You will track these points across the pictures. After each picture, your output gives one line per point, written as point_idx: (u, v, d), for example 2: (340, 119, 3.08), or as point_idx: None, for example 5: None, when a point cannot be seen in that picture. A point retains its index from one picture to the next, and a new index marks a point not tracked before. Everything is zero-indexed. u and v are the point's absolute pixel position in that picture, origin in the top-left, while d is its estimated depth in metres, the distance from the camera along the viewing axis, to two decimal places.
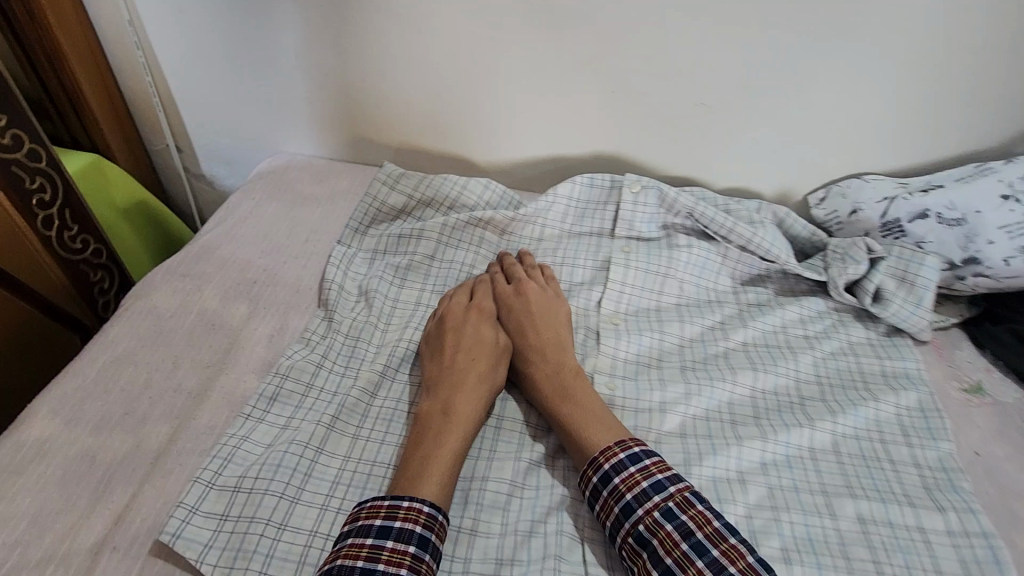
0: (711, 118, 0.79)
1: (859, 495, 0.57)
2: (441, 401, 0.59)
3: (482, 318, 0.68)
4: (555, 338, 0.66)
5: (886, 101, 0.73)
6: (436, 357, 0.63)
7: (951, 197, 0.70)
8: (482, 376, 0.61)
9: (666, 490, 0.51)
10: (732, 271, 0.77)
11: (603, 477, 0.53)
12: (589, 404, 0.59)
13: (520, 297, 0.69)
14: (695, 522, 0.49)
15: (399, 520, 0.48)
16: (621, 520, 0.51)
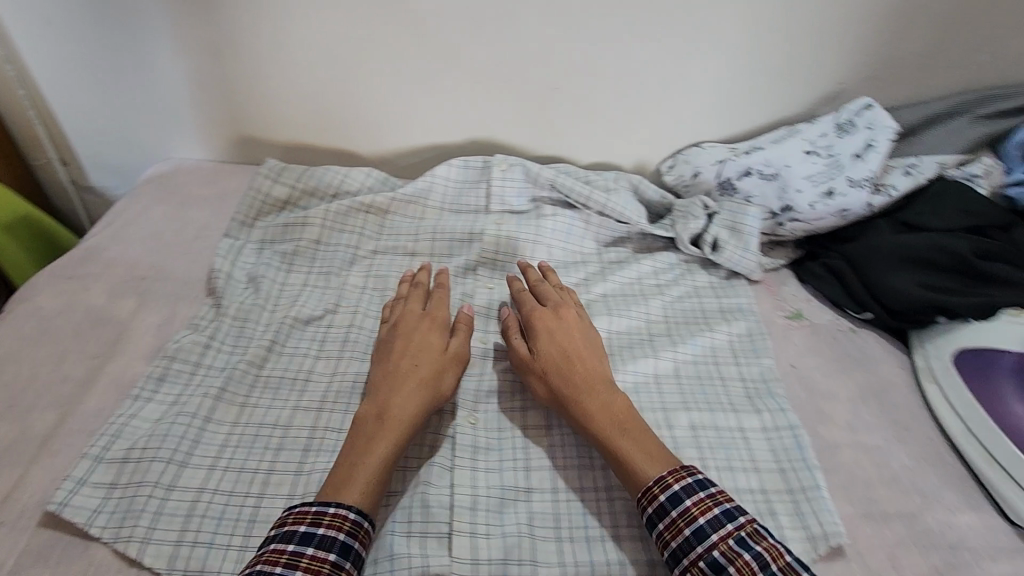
0: (567, 98, 0.88)
1: (692, 408, 0.66)
2: (378, 404, 0.58)
3: (434, 326, 0.66)
4: (590, 364, 0.62)
5: (709, 77, 0.85)
6: (384, 359, 0.63)
7: (767, 156, 0.84)
8: (427, 385, 0.60)
9: (736, 519, 0.49)
10: (596, 236, 0.87)
11: (671, 496, 0.51)
12: (640, 433, 0.57)
13: (547, 318, 0.66)
14: (769, 553, 0.47)
15: (323, 526, 0.48)
16: (691, 543, 0.49)
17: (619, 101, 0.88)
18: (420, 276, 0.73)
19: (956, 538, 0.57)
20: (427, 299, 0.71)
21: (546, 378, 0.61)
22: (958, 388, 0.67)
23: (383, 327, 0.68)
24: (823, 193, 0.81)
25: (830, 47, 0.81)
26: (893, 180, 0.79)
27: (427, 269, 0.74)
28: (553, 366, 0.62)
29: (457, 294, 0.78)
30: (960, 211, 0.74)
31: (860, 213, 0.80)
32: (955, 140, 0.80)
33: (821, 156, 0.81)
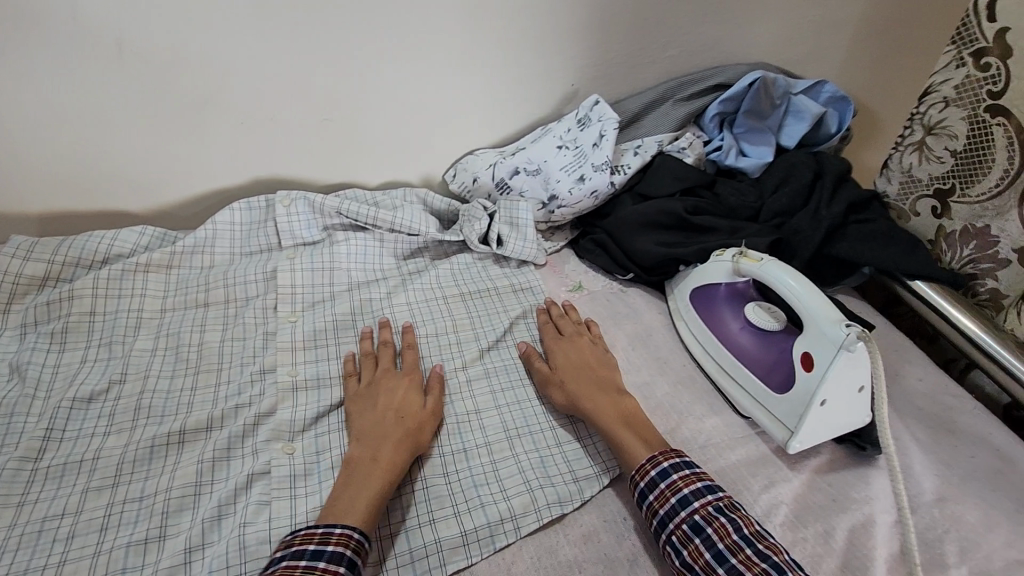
0: (340, 126, 0.92)
1: (495, 388, 0.74)
2: (369, 448, 0.62)
3: (411, 386, 0.69)
4: (612, 380, 0.72)
5: (464, 93, 0.94)
6: (363, 415, 0.66)
7: (528, 155, 0.97)
8: (415, 435, 0.64)
9: (716, 492, 0.60)
10: (394, 251, 0.92)
11: (661, 471, 0.61)
12: (640, 426, 0.66)
13: (584, 344, 0.76)
14: (742, 520, 0.57)
15: (332, 543, 0.53)
16: (676, 509, 0.58)
17: (392, 122, 0.94)
18: (382, 333, 0.77)
19: (704, 439, 0.71)
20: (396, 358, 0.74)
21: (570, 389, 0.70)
22: (696, 321, 0.82)
23: (354, 381, 0.71)
24: (577, 179, 0.94)
25: (558, 55, 0.95)
26: (627, 160, 0.95)
27: (389, 327, 0.78)
28: (580, 380, 0.71)
29: (257, 334, 0.78)
30: (677, 180, 0.92)
31: (608, 191, 0.95)
32: (665, 122, 0.98)
33: (570, 149, 0.96)
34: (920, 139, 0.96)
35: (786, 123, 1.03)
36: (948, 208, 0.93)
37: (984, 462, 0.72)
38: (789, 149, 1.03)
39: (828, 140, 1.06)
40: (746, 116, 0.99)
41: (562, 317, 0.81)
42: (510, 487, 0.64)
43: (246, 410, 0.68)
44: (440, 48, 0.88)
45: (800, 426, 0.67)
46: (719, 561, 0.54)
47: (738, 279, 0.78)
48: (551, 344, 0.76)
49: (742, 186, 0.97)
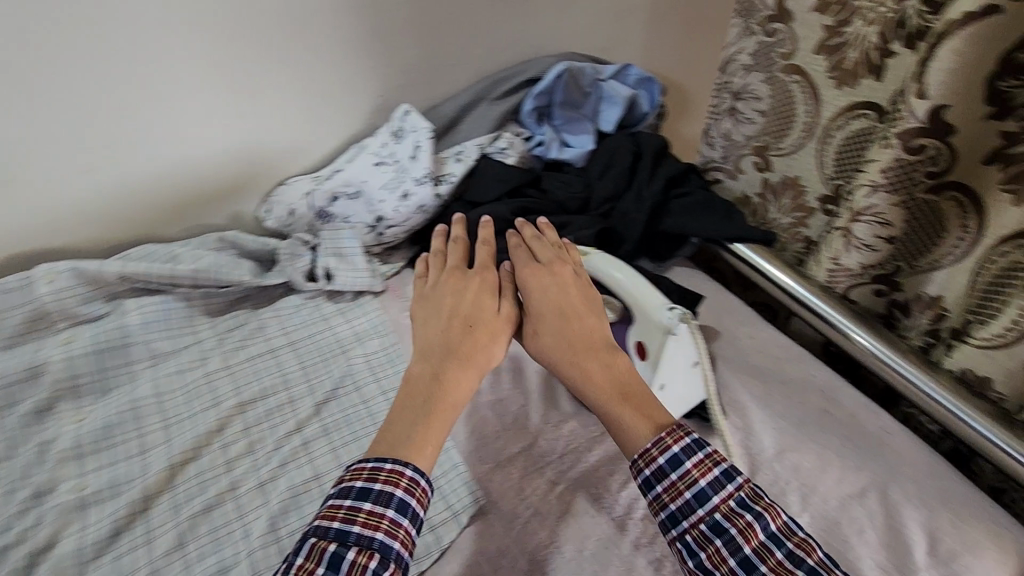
0: (109, 179, 0.83)
1: (337, 444, 0.68)
2: (433, 364, 0.62)
3: (483, 293, 0.69)
4: (595, 332, 0.65)
5: (255, 121, 0.87)
6: (432, 324, 0.67)
7: (345, 178, 0.90)
8: (478, 353, 0.64)
9: (735, 479, 0.53)
10: (207, 307, 0.82)
11: (670, 458, 0.54)
12: (641, 397, 0.59)
13: (564, 282, 0.70)
14: (769, 513, 0.52)
15: (380, 481, 0.51)
16: (692, 506, 0.53)
17: (172, 166, 0.86)
18: (455, 234, 0.78)
19: (563, 446, 0.69)
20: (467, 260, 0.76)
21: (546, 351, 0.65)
22: None
23: (425, 284, 0.73)
24: (400, 197, 0.88)
25: (353, 66, 0.89)
26: (450, 168, 0.91)
27: (466, 228, 0.78)
28: (560, 337, 0.65)
29: (31, 448, 0.64)
30: (503, 183, 0.90)
31: (435, 203, 0.90)
32: (483, 123, 0.95)
33: (388, 164, 0.90)
34: (730, 105, 0.98)
35: (602, 109, 1.04)
36: (767, 162, 0.94)
37: (812, 405, 0.77)
38: (610, 134, 1.04)
39: (644, 119, 1.09)
40: (561, 108, 1.00)
41: (538, 241, 0.75)
42: None
43: (20, 548, 0.57)
44: (208, 78, 0.81)
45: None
46: (747, 569, 0.49)
47: None
48: (526, 280, 0.70)
49: (568, 178, 0.97)
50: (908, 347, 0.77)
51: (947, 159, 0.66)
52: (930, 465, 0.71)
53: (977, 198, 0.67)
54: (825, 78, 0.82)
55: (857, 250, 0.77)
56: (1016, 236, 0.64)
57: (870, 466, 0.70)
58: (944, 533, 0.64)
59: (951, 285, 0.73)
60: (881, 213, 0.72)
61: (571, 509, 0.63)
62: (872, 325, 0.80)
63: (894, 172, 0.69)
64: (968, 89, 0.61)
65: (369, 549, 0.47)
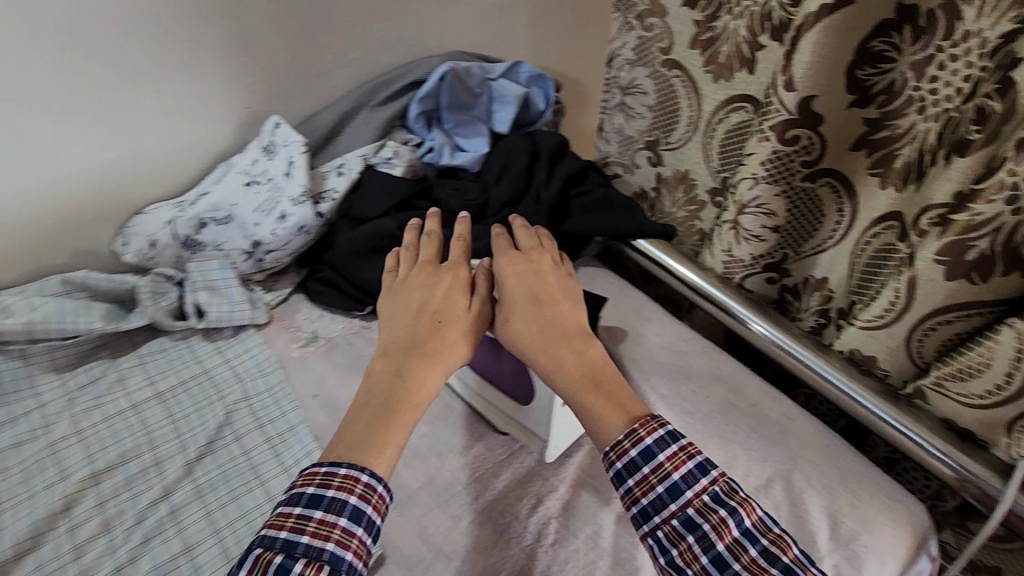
0: None
1: (211, 507, 0.61)
2: (397, 363, 0.59)
3: (457, 285, 0.66)
4: (569, 323, 0.64)
5: (96, 143, 0.77)
6: (399, 317, 0.64)
7: (211, 202, 0.81)
8: (445, 350, 0.61)
9: (710, 474, 0.52)
10: (51, 363, 0.71)
11: (644, 451, 0.53)
12: (613, 388, 0.59)
13: (540, 273, 0.68)
14: (744, 508, 0.51)
15: (333, 488, 0.51)
16: (665, 501, 0.51)
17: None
18: (428, 227, 0.73)
19: (468, 475, 0.65)
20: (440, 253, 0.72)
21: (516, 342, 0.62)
22: None
23: (396, 279, 0.70)
24: (277, 219, 0.80)
25: (210, 77, 0.80)
26: (331, 184, 0.85)
27: (438, 221, 0.74)
28: (531, 327, 0.62)
29: None
30: (388, 196, 0.84)
31: (317, 222, 0.82)
32: (366, 131, 0.89)
33: (261, 183, 0.82)
34: (619, 100, 0.98)
35: (495, 110, 1.00)
36: (659, 156, 0.95)
37: (717, 398, 0.78)
38: (505, 135, 1.00)
39: (540, 118, 1.06)
40: (449, 111, 0.96)
41: (521, 231, 0.75)
42: None
43: None
44: (30, 98, 0.71)
45: (549, 434, 0.65)
46: (719, 567, 0.49)
47: None
48: (503, 268, 0.68)
49: (463, 184, 0.93)
50: (800, 332, 0.79)
51: (819, 148, 0.67)
52: (829, 446, 0.72)
53: (848, 183, 0.68)
54: (702, 72, 0.82)
55: (747, 241, 0.78)
56: (884, 218, 0.67)
57: (773, 455, 0.71)
58: (843, 514, 0.66)
59: (835, 267, 0.75)
60: (765, 203, 0.72)
61: (477, 544, 0.60)
62: (768, 312, 0.81)
63: (773, 164, 0.69)
64: (831, 80, 0.62)
65: (317, 561, 0.47)
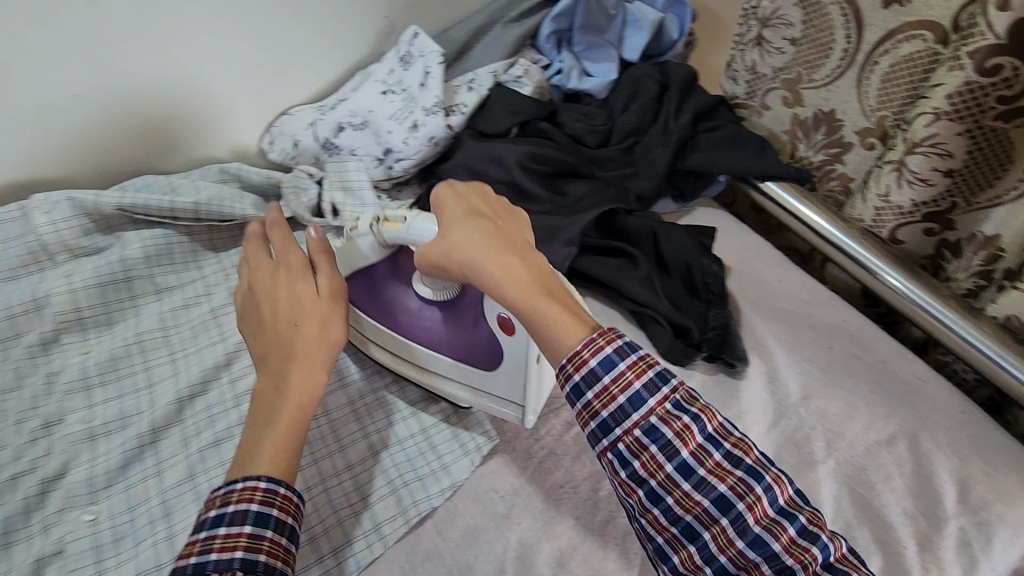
0: (106, 110, 0.75)
1: (348, 382, 0.66)
2: (274, 376, 0.53)
3: (292, 279, 0.58)
4: (508, 221, 0.55)
5: (263, 44, 0.81)
6: (256, 334, 0.56)
7: (349, 108, 0.84)
8: (315, 344, 0.54)
9: (670, 382, 0.47)
10: (211, 243, 0.79)
11: (604, 361, 0.47)
12: (567, 303, 0.50)
13: (481, 184, 0.58)
14: (706, 413, 0.47)
15: (232, 502, 0.46)
16: (626, 412, 0.46)
17: (169, 89, 0.78)
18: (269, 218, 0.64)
19: None
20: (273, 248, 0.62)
21: (453, 252, 0.53)
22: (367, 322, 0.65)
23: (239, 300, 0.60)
24: (409, 128, 0.83)
25: None
26: (461, 98, 0.85)
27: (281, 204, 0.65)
28: (468, 232, 0.53)
29: (36, 379, 0.63)
30: (511, 113, 0.83)
31: (447, 135, 0.84)
32: (497, 49, 0.88)
33: (396, 93, 0.84)
34: (756, 34, 0.95)
35: (626, 35, 0.96)
36: (797, 96, 0.93)
37: (840, 350, 0.74)
38: (635, 63, 0.96)
39: (671, 48, 1.00)
40: (581, 33, 0.92)
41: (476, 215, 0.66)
42: (372, 493, 0.57)
43: (28, 478, 0.56)
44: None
45: (527, 399, 0.59)
46: (684, 475, 0.46)
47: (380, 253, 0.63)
48: (434, 193, 0.57)
49: (590, 109, 0.90)
50: (951, 293, 0.72)
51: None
52: (964, 413, 0.67)
53: None
54: None
55: (910, 185, 0.72)
56: None
57: (900, 413, 0.67)
58: (975, 482, 0.61)
59: (1011, 223, 0.68)
60: (943, 143, 0.67)
61: (588, 450, 0.61)
62: (911, 268, 0.75)
63: (962, 96, 0.64)
64: None
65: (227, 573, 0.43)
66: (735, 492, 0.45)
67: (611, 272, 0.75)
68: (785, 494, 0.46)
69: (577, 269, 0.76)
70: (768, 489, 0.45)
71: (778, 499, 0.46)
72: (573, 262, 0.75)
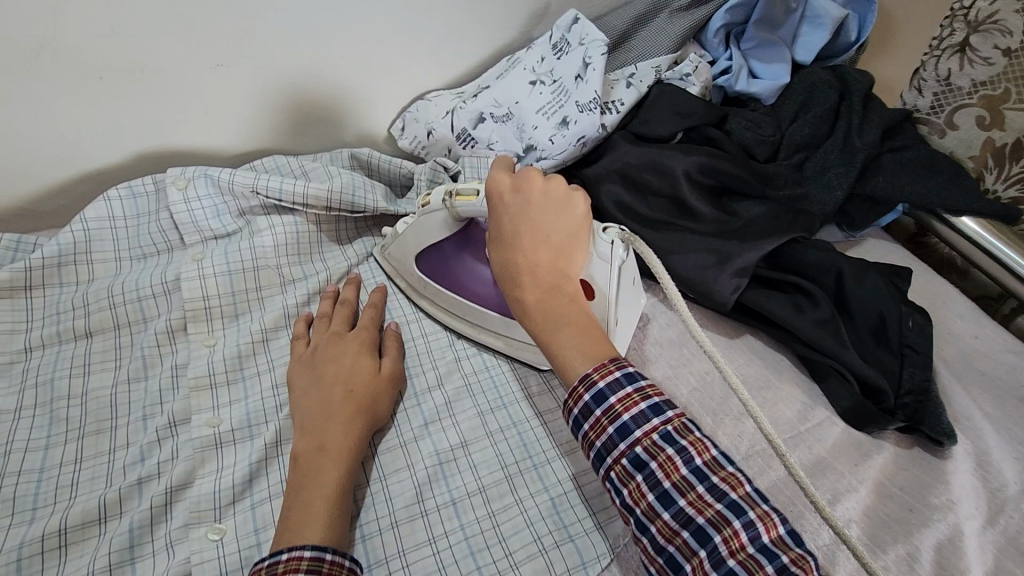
0: (245, 81, 0.70)
1: (485, 410, 0.59)
2: (317, 435, 0.51)
3: (362, 349, 0.58)
4: (552, 237, 0.53)
5: (411, 21, 0.74)
6: (308, 391, 0.55)
7: (494, 96, 0.76)
8: (367, 417, 0.53)
9: (664, 413, 0.45)
10: (338, 234, 0.73)
11: (596, 395, 0.45)
12: (578, 329, 0.49)
13: (531, 187, 0.55)
14: (695, 447, 0.44)
15: (279, 573, 0.41)
16: (613, 441, 0.45)
17: (311, 64, 0.72)
18: (345, 292, 0.65)
19: (747, 447, 0.58)
20: (353, 319, 0.63)
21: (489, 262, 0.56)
22: (439, 293, 0.66)
23: (298, 347, 0.59)
24: (559, 123, 0.74)
25: None
26: (619, 94, 0.76)
27: (354, 283, 0.66)
28: (503, 247, 0.54)
29: (164, 370, 0.58)
30: (676, 115, 0.74)
31: (598, 135, 0.75)
32: (662, 40, 0.79)
33: (546, 84, 0.76)
34: (963, 39, 0.79)
35: (801, 34, 0.84)
36: (998, 118, 0.78)
37: None
38: (807, 66, 0.85)
39: (846, 51, 0.87)
40: (756, 27, 0.81)
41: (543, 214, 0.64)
42: (517, 550, 0.50)
43: (154, 485, 0.51)
44: None
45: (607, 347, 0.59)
46: (665, 504, 0.43)
47: (453, 228, 0.64)
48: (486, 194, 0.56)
49: (757, 116, 0.79)
50: None
51: None
52: None
53: None
54: None
55: None
56: None
57: None
58: None
59: None
60: None
61: None
62: None
63: None
64: None
65: None
66: (712, 525, 0.41)
67: (787, 311, 0.63)
68: (771, 533, 0.41)
69: (743, 303, 0.66)
70: (749, 525, 0.41)
71: (762, 538, 0.41)
72: (740, 295, 0.65)
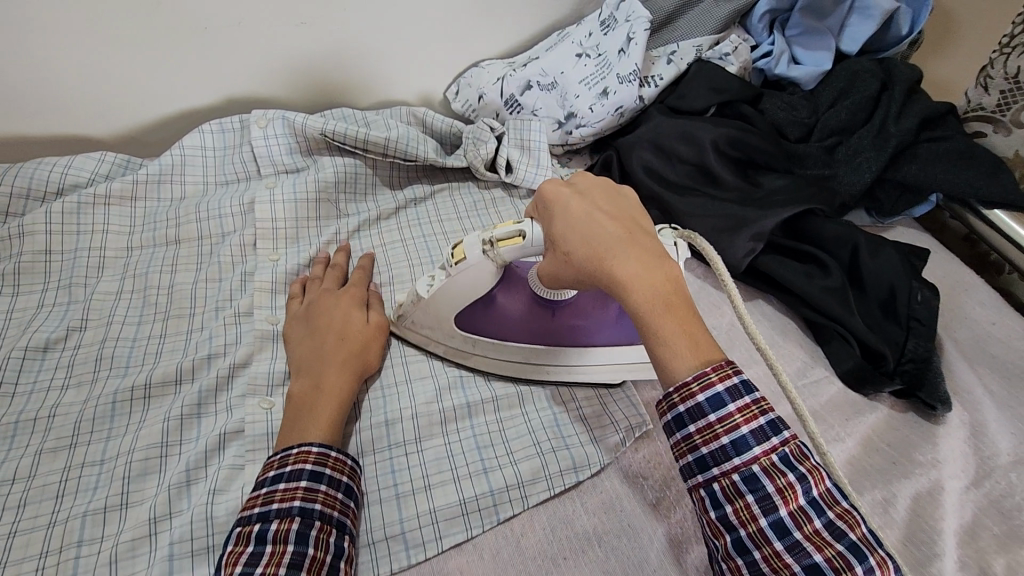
0: (320, 39, 0.79)
1: None
2: (312, 378, 0.56)
3: (353, 303, 0.62)
4: (634, 223, 0.48)
5: None
6: (302, 342, 0.59)
7: (541, 66, 0.82)
8: (357, 362, 0.58)
9: (781, 433, 0.41)
10: (389, 179, 0.82)
11: (713, 398, 0.41)
12: (686, 320, 0.43)
13: (593, 189, 0.50)
14: (814, 476, 0.40)
15: (290, 463, 0.48)
16: (727, 453, 0.40)
17: (378, 27, 0.81)
18: (336, 258, 0.69)
19: None
20: (344, 283, 0.67)
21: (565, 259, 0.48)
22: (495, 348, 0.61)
23: (294, 307, 0.64)
24: (599, 93, 0.80)
25: None
26: (659, 69, 0.82)
27: (345, 250, 0.70)
28: (588, 235, 0.46)
29: (235, 275, 0.68)
30: (712, 91, 0.79)
31: (636, 106, 0.81)
32: (706, 22, 0.83)
33: (591, 57, 0.82)
34: None
35: (849, 24, 0.86)
36: None
37: None
38: (852, 56, 0.87)
39: (896, 45, 0.88)
40: (802, 14, 0.85)
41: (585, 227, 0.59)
42: (518, 451, 0.56)
43: (221, 360, 0.60)
44: None
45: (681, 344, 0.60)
46: (779, 533, 0.39)
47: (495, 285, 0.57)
48: (544, 200, 0.51)
49: (793, 99, 0.83)
50: None
51: None
52: None
53: None
54: None
55: None
56: None
57: None
58: None
59: None
60: None
61: None
62: None
63: None
64: None
65: (289, 516, 0.44)
66: (831, 567, 0.37)
67: (799, 278, 0.67)
68: None
69: (756, 267, 0.70)
70: (870, 572, 0.37)
71: None
72: (754, 259, 0.69)
